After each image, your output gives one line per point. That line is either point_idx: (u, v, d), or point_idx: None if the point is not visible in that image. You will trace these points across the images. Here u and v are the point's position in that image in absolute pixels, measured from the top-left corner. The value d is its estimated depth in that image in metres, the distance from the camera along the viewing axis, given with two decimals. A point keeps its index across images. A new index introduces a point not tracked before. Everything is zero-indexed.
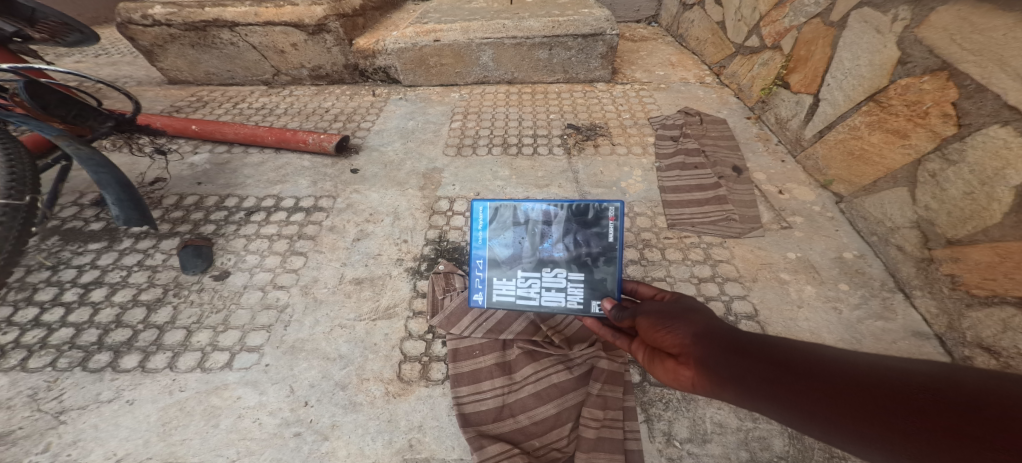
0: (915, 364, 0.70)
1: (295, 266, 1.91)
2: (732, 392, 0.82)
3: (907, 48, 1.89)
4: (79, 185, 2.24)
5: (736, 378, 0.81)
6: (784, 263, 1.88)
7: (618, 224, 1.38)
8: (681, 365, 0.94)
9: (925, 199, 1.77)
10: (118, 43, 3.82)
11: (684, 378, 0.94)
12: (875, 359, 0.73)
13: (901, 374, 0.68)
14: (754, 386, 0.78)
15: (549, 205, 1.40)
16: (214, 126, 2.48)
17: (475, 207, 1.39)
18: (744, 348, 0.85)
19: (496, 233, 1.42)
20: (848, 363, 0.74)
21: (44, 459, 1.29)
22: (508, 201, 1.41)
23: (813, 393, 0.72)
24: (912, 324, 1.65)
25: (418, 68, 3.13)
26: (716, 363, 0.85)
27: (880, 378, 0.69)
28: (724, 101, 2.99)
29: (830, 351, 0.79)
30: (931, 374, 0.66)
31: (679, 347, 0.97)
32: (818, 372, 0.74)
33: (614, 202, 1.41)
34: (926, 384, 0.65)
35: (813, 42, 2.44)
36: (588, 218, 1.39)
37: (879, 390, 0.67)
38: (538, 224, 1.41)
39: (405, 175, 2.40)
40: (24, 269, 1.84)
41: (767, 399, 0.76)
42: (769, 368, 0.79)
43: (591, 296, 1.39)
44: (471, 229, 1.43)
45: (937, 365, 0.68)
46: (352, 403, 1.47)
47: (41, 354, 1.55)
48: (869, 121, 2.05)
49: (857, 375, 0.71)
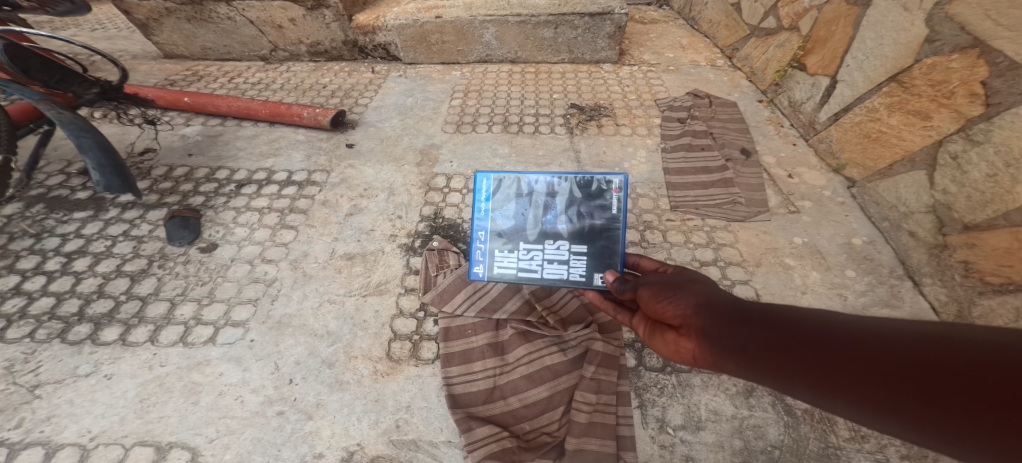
0: (935, 325, 0.62)
1: (284, 240, 1.86)
2: (732, 362, 0.79)
3: (936, 26, 1.75)
4: (67, 154, 2.21)
5: (736, 347, 0.78)
6: (790, 248, 1.79)
7: (623, 197, 1.31)
8: (682, 338, 0.92)
9: (944, 183, 1.66)
10: (116, 18, 3.77)
11: (686, 350, 0.92)
12: (888, 323, 0.67)
13: (914, 337, 0.61)
14: (754, 355, 0.76)
15: (553, 177, 1.34)
16: (207, 98, 2.43)
17: (479, 178, 1.34)
18: (747, 317, 0.81)
19: (499, 205, 1.36)
20: (856, 329, 0.68)
21: (16, 435, 1.27)
22: (512, 172, 1.36)
23: (813, 359, 0.67)
24: (920, 313, 1.57)
25: (419, 45, 3.03)
26: (717, 333, 0.83)
27: (888, 342, 0.62)
28: (736, 84, 2.86)
29: (840, 318, 0.72)
30: (949, 335, 0.59)
31: (680, 318, 0.94)
32: (821, 337, 0.69)
33: (619, 175, 1.34)
34: (940, 344, 0.58)
35: (834, 22, 2.31)
36: (591, 191, 1.32)
37: (885, 352, 0.61)
38: (541, 196, 1.34)
39: (402, 151, 2.33)
40: (8, 237, 1.82)
41: (767, 368, 0.73)
42: (769, 335, 0.75)
43: (595, 269, 1.31)
44: (474, 201, 1.37)
45: (956, 325, 0.60)
46: (338, 382, 1.42)
47: (20, 325, 1.53)
48: (889, 103, 1.93)
49: (865, 338, 0.65)
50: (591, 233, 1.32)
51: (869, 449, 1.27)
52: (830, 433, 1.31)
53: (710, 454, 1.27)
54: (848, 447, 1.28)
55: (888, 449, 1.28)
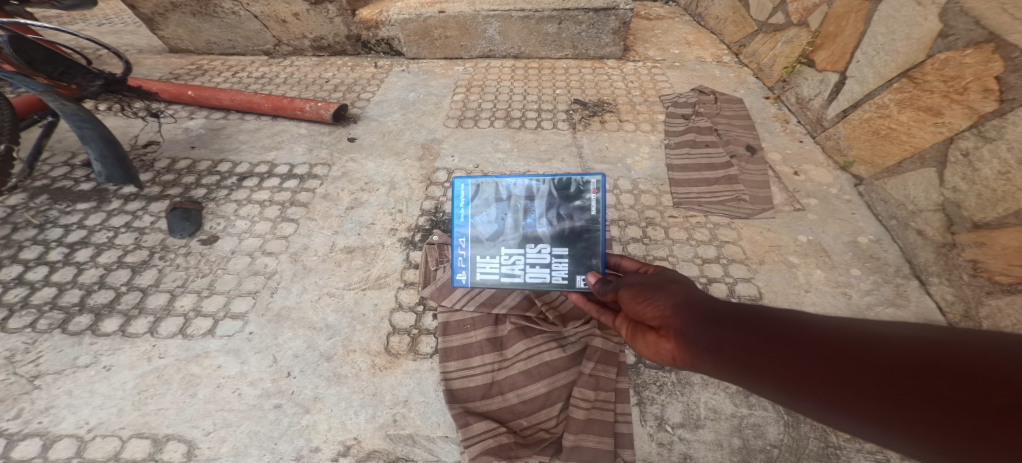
0: (926, 331, 0.61)
1: (285, 233, 1.86)
2: (709, 362, 0.78)
3: (950, 20, 1.70)
4: (71, 146, 2.23)
5: (714, 347, 0.77)
6: (795, 246, 1.76)
7: (601, 198, 1.29)
8: (663, 338, 0.91)
9: (954, 181, 1.63)
10: (123, 13, 3.81)
11: (665, 351, 0.91)
12: (864, 326, 0.66)
13: (902, 342, 0.60)
14: (730, 356, 0.75)
15: (532, 180, 1.32)
16: (210, 92, 2.44)
17: (455, 184, 1.33)
18: (725, 318, 0.80)
19: (478, 210, 1.34)
20: (841, 333, 0.67)
21: (15, 426, 1.28)
22: (489, 177, 1.33)
23: (790, 361, 0.67)
24: (926, 312, 1.54)
25: (422, 40, 3.02)
26: (695, 334, 0.82)
27: (872, 345, 0.61)
28: (742, 81, 2.82)
29: (815, 320, 0.72)
30: (938, 342, 0.58)
31: (660, 319, 0.92)
32: (803, 339, 0.68)
33: (597, 175, 1.32)
34: (929, 351, 0.57)
35: (845, 17, 2.26)
36: (570, 192, 1.31)
37: (870, 357, 0.60)
38: (520, 199, 1.32)
39: (403, 145, 2.33)
40: (11, 227, 1.84)
41: (745, 370, 0.72)
42: (748, 338, 0.74)
43: (577, 271, 1.30)
44: (453, 207, 1.36)
45: (946, 332, 0.59)
46: (336, 376, 1.42)
47: (22, 315, 1.54)
48: (899, 99, 1.89)
49: (841, 342, 0.65)
50: (571, 235, 1.31)
51: (869, 449, 1.25)
52: (830, 432, 1.29)
53: (708, 453, 1.25)
54: (848, 447, 1.26)
55: (889, 449, 1.25)
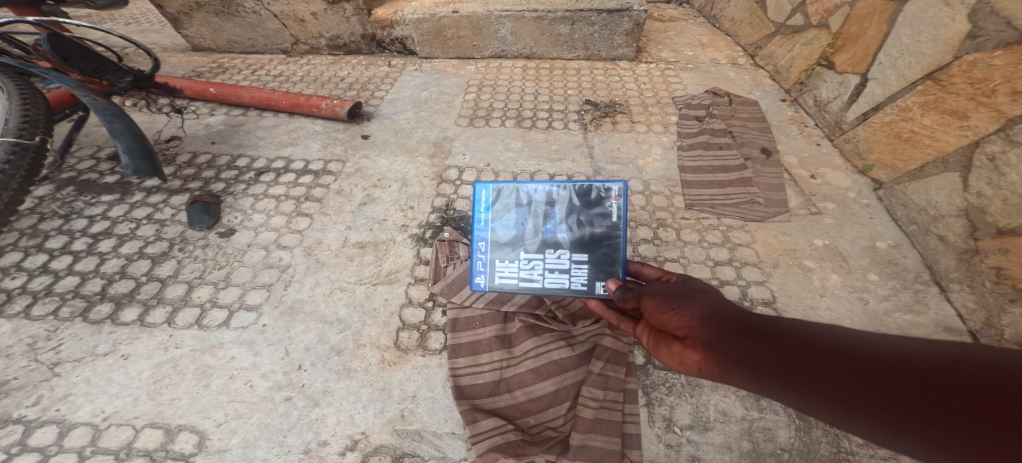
0: (953, 346, 0.62)
1: (299, 227, 1.89)
2: (739, 375, 0.79)
3: (980, 21, 1.66)
4: (97, 140, 2.31)
5: (744, 360, 0.77)
6: (810, 250, 1.73)
7: (622, 204, 1.29)
8: (688, 349, 0.92)
9: (979, 186, 1.59)
10: (149, 12, 3.94)
11: (691, 361, 0.92)
12: (896, 343, 0.67)
13: (934, 358, 0.62)
14: (764, 370, 0.75)
15: (552, 186, 1.32)
16: (231, 90, 2.49)
17: (476, 188, 1.32)
18: (756, 331, 0.81)
19: (498, 215, 1.34)
20: (876, 350, 0.67)
21: (33, 413, 1.32)
22: (510, 182, 1.34)
23: (827, 378, 0.67)
24: (945, 319, 1.50)
25: (435, 39, 3.04)
26: (725, 346, 0.82)
27: (912, 363, 0.62)
28: (758, 82, 2.78)
29: (845, 335, 0.73)
30: (971, 357, 0.59)
31: (685, 330, 0.93)
32: (834, 353, 0.69)
33: (618, 182, 1.32)
34: (960, 366, 0.58)
35: (867, 18, 2.21)
36: (590, 198, 1.30)
37: (911, 374, 0.61)
38: (540, 205, 1.33)
39: (415, 142, 2.35)
40: (38, 217, 1.90)
41: (774, 382, 0.73)
42: (781, 353, 0.74)
43: (596, 277, 1.30)
44: (473, 212, 1.35)
45: (980, 347, 0.60)
46: (345, 370, 1.44)
47: (45, 302, 1.60)
48: (923, 101, 1.84)
49: (879, 360, 0.65)
50: (591, 242, 1.31)
51: (882, 455, 1.22)
52: (842, 438, 1.26)
53: (717, 456, 1.24)
54: (861, 453, 1.23)
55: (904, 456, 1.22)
